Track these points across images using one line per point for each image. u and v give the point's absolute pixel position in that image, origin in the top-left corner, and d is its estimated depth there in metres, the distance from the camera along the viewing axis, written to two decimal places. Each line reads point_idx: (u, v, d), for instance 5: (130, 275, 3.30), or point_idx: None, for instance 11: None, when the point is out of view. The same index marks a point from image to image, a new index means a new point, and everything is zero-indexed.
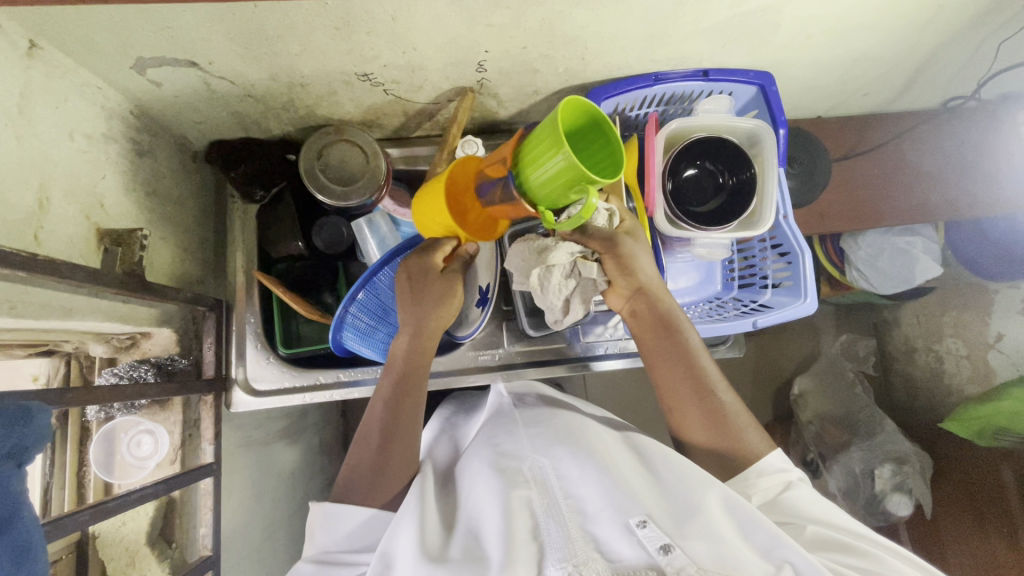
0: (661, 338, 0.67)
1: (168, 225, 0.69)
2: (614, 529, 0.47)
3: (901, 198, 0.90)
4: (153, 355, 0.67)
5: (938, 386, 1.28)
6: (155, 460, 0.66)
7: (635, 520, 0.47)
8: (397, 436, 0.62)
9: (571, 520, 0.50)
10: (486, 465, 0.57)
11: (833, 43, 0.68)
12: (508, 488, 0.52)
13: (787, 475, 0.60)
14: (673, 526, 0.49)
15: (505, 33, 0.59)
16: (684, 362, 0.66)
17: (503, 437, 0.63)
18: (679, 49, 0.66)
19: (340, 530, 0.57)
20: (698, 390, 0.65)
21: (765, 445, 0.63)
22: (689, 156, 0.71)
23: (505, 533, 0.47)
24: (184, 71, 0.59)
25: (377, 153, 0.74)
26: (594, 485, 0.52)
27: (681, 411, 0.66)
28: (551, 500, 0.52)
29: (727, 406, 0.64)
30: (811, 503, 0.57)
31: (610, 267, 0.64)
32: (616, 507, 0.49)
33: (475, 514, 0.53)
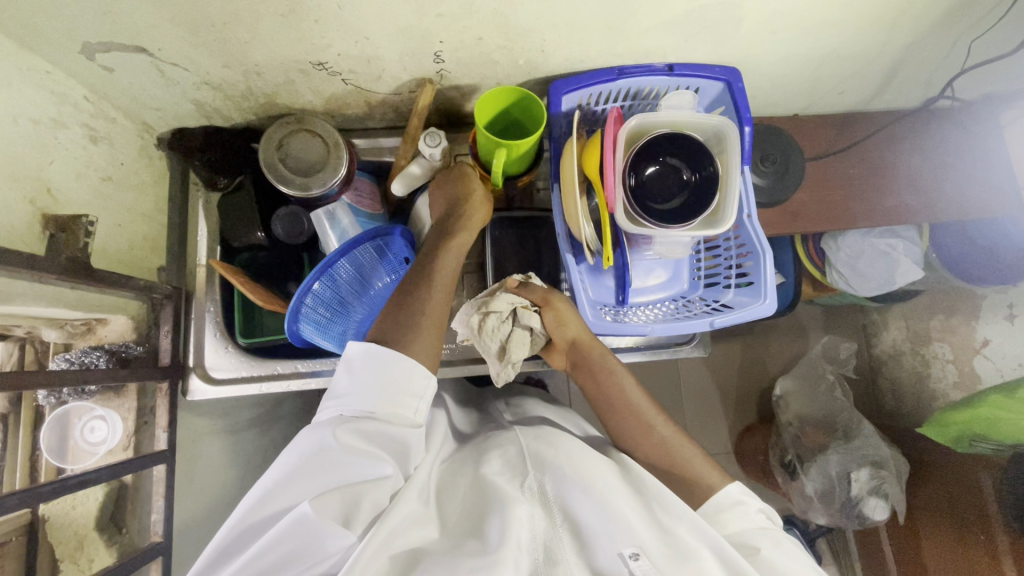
0: (601, 387, 0.71)
1: (127, 212, 0.69)
2: (610, 558, 0.50)
3: (880, 199, 0.88)
4: (107, 342, 0.66)
5: (924, 391, 1.26)
6: (107, 446, 0.67)
7: (628, 551, 0.50)
8: (438, 283, 0.64)
9: (569, 543, 0.52)
10: (490, 475, 0.57)
11: (800, 38, 0.67)
12: (512, 499, 0.53)
13: (748, 509, 0.61)
14: (665, 560, 0.51)
15: (457, 23, 0.58)
16: (625, 405, 0.69)
17: (514, 452, 0.61)
18: (641, 43, 0.65)
19: (367, 399, 0.54)
20: (640, 429, 0.68)
21: (721, 480, 0.64)
22: (652, 151, 0.70)
23: (503, 542, 0.48)
24: (135, 56, 0.59)
25: (338, 143, 0.74)
26: (597, 512, 0.52)
27: (621, 436, 0.69)
28: (551, 522, 0.53)
29: (670, 440, 0.67)
30: (782, 557, 0.56)
31: (547, 318, 0.72)
32: (611, 536, 0.51)
33: (475, 520, 0.53)
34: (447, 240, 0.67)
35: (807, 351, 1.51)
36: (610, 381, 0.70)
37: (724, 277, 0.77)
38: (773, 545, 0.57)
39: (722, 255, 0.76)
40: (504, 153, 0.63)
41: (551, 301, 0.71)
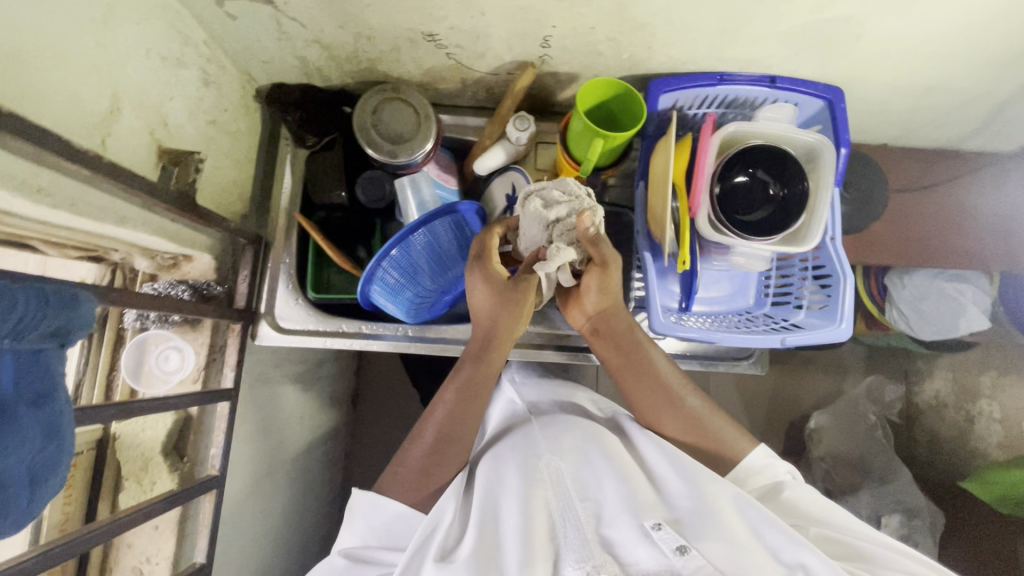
0: (627, 357, 0.69)
1: (224, 157, 0.72)
2: (630, 532, 0.48)
3: (960, 241, 0.85)
4: (190, 278, 0.70)
5: (964, 447, 1.22)
6: (179, 377, 0.69)
7: (650, 523, 0.49)
8: (456, 443, 0.62)
9: (587, 523, 0.51)
10: (508, 463, 0.57)
11: (913, 65, 0.65)
12: (526, 486, 0.53)
13: (773, 470, 0.61)
14: (686, 528, 0.50)
15: (575, 9, 0.59)
16: (654, 377, 0.67)
17: (522, 438, 0.61)
18: (750, 51, 0.65)
19: (378, 524, 0.57)
20: (671, 401, 0.66)
21: (748, 442, 0.63)
22: (742, 161, 0.70)
23: (524, 533, 0.48)
24: (259, 7, 0.61)
25: (429, 116, 0.75)
26: (612, 489, 0.52)
27: (653, 419, 0.66)
28: (567, 503, 0.52)
29: (700, 409, 0.65)
30: (806, 500, 0.57)
31: (591, 280, 0.65)
32: (632, 510, 0.50)
33: (496, 509, 0.53)
34: (476, 381, 0.66)
35: (844, 389, 1.47)
36: (642, 360, 0.68)
37: (795, 296, 0.76)
38: (796, 486, 0.58)
39: (796, 274, 0.75)
40: (600, 143, 0.64)
41: (608, 268, 0.63)
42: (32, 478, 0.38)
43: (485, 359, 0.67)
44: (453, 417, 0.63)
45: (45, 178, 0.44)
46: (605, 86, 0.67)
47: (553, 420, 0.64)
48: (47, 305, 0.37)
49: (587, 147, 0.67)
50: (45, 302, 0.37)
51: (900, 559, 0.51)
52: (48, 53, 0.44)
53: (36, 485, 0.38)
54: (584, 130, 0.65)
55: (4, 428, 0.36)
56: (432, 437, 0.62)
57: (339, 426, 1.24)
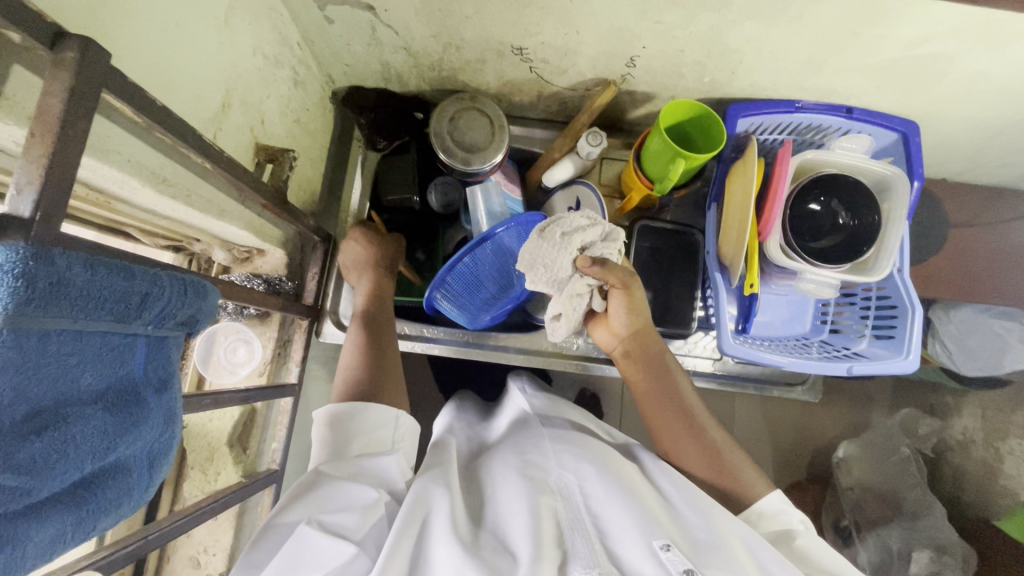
0: (653, 376, 0.69)
1: (302, 155, 0.73)
2: (637, 550, 0.45)
3: (1015, 279, 0.85)
4: (263, 273, 0.72)
5: (992, 485, 1.21)
6: (246, 369, 0.71)
7: (659, 542, 0.45)
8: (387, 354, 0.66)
9: (593, 535, 0.48)
10: (512, 471, 0.55)
11: (993, 105, 0.66)
12: (535, 494, 0.50)
13: (788, 519, 0.57)
14: (693, 553, 0.47)
15: (670, 32, 0.60)
16: (674, 398, 0.67)
17: (530, 450, 0.59)
18: (833, 81, 0.66)
19: (360, 436, 0.53)
20: (690, 427, 0.65)
21: (764, 486, 0.61)
22: (813, 189, 0.71)
23: (534, 533, 0.45)
24: (358, 13, 0.62)
25: (503, 126, 0.76)
26: (622, 504, 0.50)
27: (673, 447, 0.65)
28: (575, 514, 0.50)
29: (719, 442, 0.64)
30: (818, 547, 0.54)
31: (618, 301, 0.67)
32: (641, 527, 0.47)
33: (503, 513, 0.50)
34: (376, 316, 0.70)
35: (871, 420, 1.46)
36: (670, 385, 0.68)
37: (857, 325, 0.76)
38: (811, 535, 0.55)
39: (857, 303, 0.76)
40: (681, 163, 0.64)
41: (628, 286, 0.65)
42: (151, 461, 0.38)
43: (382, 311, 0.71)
44: (385, 340, 0.68)
45: (170, 170, 0.46)
46: (684, 106, 0.67)
47: (564, 436, 0.62)
48: (185, 294, 0.37)
49: (665, 165, 0.68)
50: (185, 292, 0.37)
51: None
52: (180, 50, 0.45)
53: (154, 467, 0.39)
54: (665, 149, 0.66)
55: (137, 414, 0.36)
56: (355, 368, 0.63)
57: None
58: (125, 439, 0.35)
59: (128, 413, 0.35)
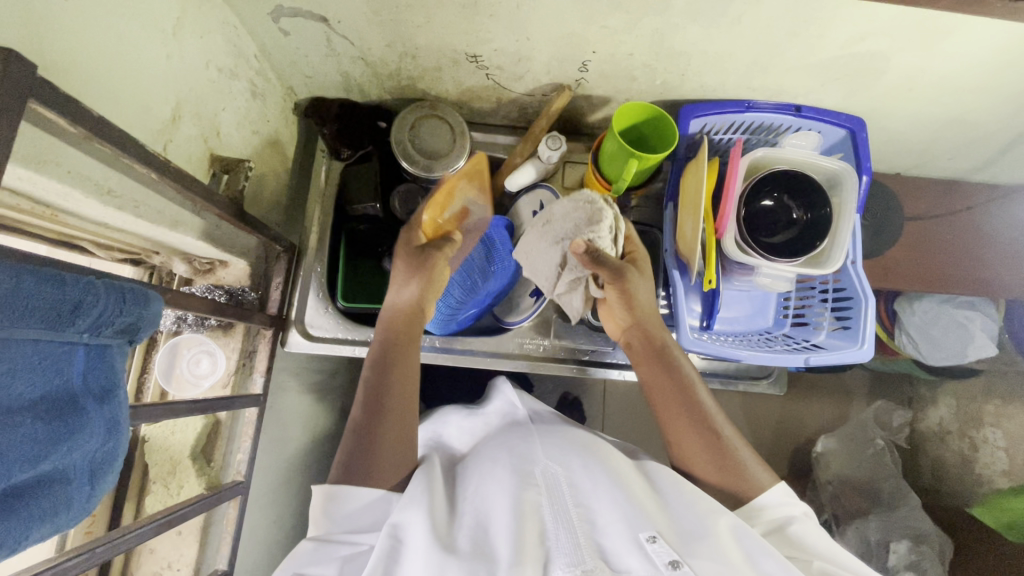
0: (657, 368, 0.68)
1: (263, 166, 0.73)
2: (624, 542, 0.47)
3: (972, 269, 0.87)
4: (226, 283, 0.72)
5: (969, 474, 1.23)
6: (210, 381, 0.70)
7: (645, 534, 0.47)
8: (395, 407, 0.61)
9: (580, 528, 0.50)
10: (498, 466, 0.56)
11: (933, 100, 0.69)
12: (519, 491, 0.51)
13: (789, 507, 0.57)
14: (681, 544, 0.49)
15: (617, 36, 0.62)
16: (681, 391, 0.65)
17: (518, 444, 0.60)
18: (779, 81, 0.68)
19: (348, 511, 0.54)
20: (698, 422, 0.63)
21: (769, 479, 0.60)
22: (767, 186, 0.72)
23: (516, 533, 0.46)
24: (312, 24, 0.63)
25: (464, 133, 0.77)
26: (606, 498, 0.51)
27: (683, 450, 0.63)
28: (561, 507, 0.52)
29: (727, 437, 0.62)
30: (815, 539, 0.54)
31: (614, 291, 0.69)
32: (627, 520, 0.48)
33: (488, 507, 0.52)
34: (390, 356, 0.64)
35: (849, 413, 1.48)
36: (678, 381, 0.66)
37: (816, 318, 0.77)
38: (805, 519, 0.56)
39: (815, 296, 0.78)
40: (635, 164, 0.66)
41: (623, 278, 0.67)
42: (93, 472, 0.38)
43: (397, 354, 0.64)
44: (398, 392, 0.62)
45: (115, 181, 0.46)
46: (636, 109, 0.69)
47: (551, 434, 0.63)
48: (126, 300, 0.38)
49: (620, 167, 0.70)
50: (123, 300, 0.37)
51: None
52: (123, 63, 0.46)
53: (96, 478, 0.39)
54: (619, 151, 0.67)
55: (74, 424, 0.36)
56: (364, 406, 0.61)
57: None
58: (60, 449, 0.35)
59: (61, 423, 0.35)
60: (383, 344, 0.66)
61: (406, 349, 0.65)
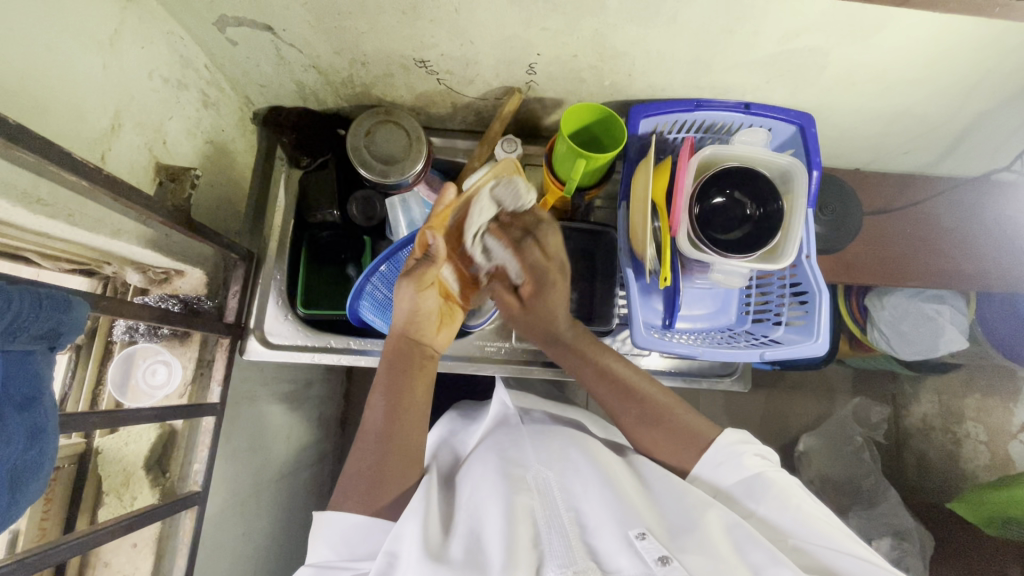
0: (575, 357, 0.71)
1: (219, 175, 0.74)
2: (614, 541, 0.49)
3: (934, 261, 0.87)
4: (182, 293, 0.71)
5: (952, 469, 1.22)
6: (165, 391, 0.70)
7: (635, 531, 0.49)
8: (406, 428, 0.63)
9: (571, 531, 0.52)
10: (490, 469, 0.58)
11: (877, 94, 0.70)
12: (512, 496, 0.53)
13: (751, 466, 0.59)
14: (672, 541, 0.51)
15: (558, 38, 0.62)
16: (605, 376, 0.69)
17: (509, 448, 0.62)
18: (723, 78, 0.69)
19: (341, 538, 0.56)
20: (627, 398, 0.67)
21: (715, 431, 0.64)
22: (719, 183, 0.73)
23: (508, 537, 0.49)
24: (259, 33, 0.64)
25: (420, 138, 0.77)
26: (596, 498, 0.53)
27: (622, 418, 0.68)
28: (553, 511, 0.53)
29: (657, 400, 0.67)
30: (776, 512, 0.55)
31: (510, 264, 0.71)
32: (618, 519, 0.50)
33: (480, 520, 0.53)
34: (404, 381, 0.65)
35: (832, 411, 1.47)
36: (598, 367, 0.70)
37: (775, 313, 0.78)
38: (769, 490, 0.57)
39: (773, 292, 0.78)
40: (583, 164, 0.66)
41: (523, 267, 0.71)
42: (13, 482, 0.38)
43: (409, 379, 0.66)
44: (409, 409, 0.64)
45: (46, 190, 0.47)
46: (585, 110, 0.70)
47: (541, 436, 0.65)
48: (41, 305, 0.38)
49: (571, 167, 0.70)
50: (39, 304, 0.38)
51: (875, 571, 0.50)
52: (52, 73, 0.46)
53: (17, 488, 0.38)
54: (568, 151, 0.68)
55: None
56: (378, 420, 0.63)
57: (319, 449, 1.22)
58: None
59: None
60: (393, 367, 0.66)
61: (416, 375, 0.66)
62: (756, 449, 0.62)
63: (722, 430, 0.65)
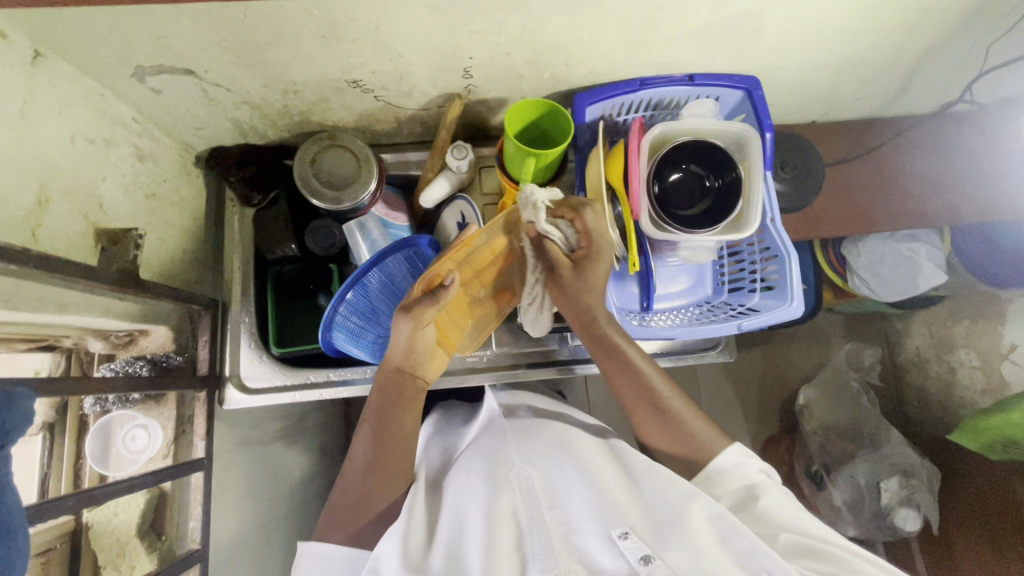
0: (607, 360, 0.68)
1: (169, 226, 0.72)
2: (597, 542, 0.49)
3: (899, 203, 0.88)
4: (149, 352, 0.69)
5: (952, 398, 1.24)
6: (147, 454, 0.68)
7: (617, 531, 0.49)
8: (390, 464, 0.61)
9: (554, 531, 0.51)
10: (477, 474, 0.59)
11: (818, 47, 0.69)
12: (494, 498, 0.54)
13: (745, 470, 0.60)
14: (653, 536, 0.50)
15: (488, 39, 0.61)
16: (640, 382, 0.66)
17: (495, 449, 0.62)
18: (662, 54, 0.67)
19: (325, 570, 0.58)
20: (655, 407, 0.66)
21: (722, 441, 0.64)
22: (675, 159, 0.72)
23: (488, 543, 0.49)
24: (182, 79, 0.62)
25: (368, 159, 0.76)
26: (581, 501, 0.53)
27: (643, 427, 0.67)
28: (536, 511, 0.53)
29: (682, 415, 0.65)
30: (776, 506, 0.55)
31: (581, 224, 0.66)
32: (599, 519, 0.51)
33: (462, 526, 0.53)
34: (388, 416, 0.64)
35: (828, 359, 1.48)
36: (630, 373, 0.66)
37: (749, 280, 0.77)
38: (766, 494, 0.57)
39: (745, 258, 0.78)
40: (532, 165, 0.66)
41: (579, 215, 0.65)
42: None
43: (397, 413, 0.64)
44: (390, 445, 0.62)
45: None
46: (532, 105, 0.69)
47: (526, 437, 0.65)
48: None
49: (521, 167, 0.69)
50: None
51: (870, 568, 0.50)
52: None
53: None
54: (517, 151, 0.67)
55: None
56: (361, 465, 0.61)
57: (325, 477, 1.22)
58: None
59: None
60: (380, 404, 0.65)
61: (405, 403, 0.65)
62: (762, 465, 0.62)
63: (728, 443, 0.64)
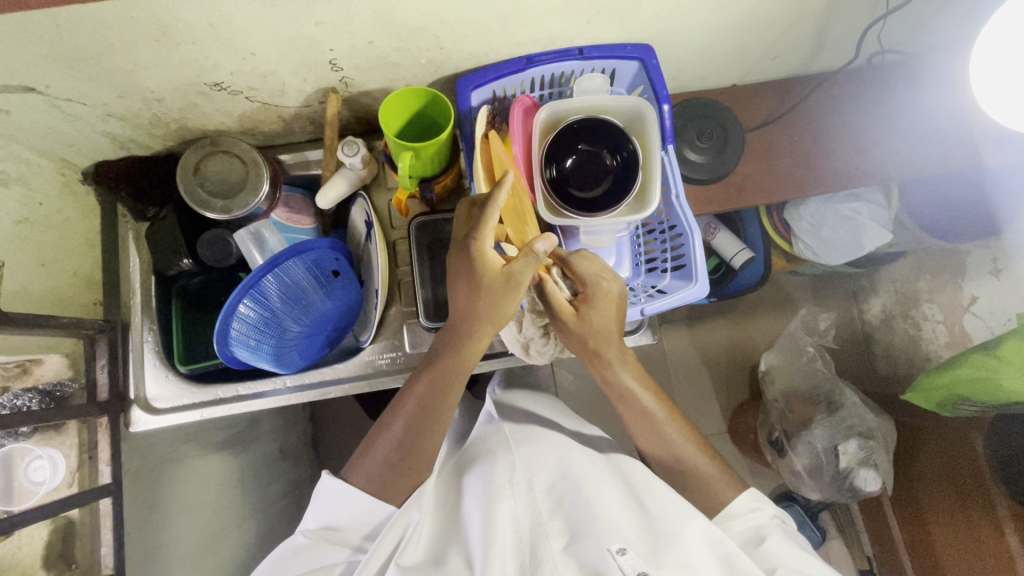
0: (626, 408, 0.71)
1: (54, 250, 0.70)
2: (600, 552, 0.52)
3: (826, 164, 0.84)
4: (43, 382, 0.66)
5: (917, 354, 1.19)
6: (50, 484, 0.66)
7: (615, 547, 0.52)
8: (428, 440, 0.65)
9: (555, 540, 0.56)
10: (480, 482, 0.64)
11: (709, 8, 0.64)
12: (493, 502, 0.59)
13: (760, 515, 0.65)
14: (649, 553, 0.54)
15: (341, 29, 0.57)
16: (653, 429, 0.70)
17: (499, 456, 0.68)
18: (541, 29, 0.63)
19: (343, 509, 0.64)
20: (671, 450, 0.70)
21: (737, 492, 0.68)
22: (568, 139, 0.67)
23: (486, 544, 0.55)
24: (26, 96, 0.59)
25: (256, 161, 0.72)
26: (589, 510, 0.57)
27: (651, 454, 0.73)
28: (538, 520, 0.59)
29: (699, 465, 0.70)
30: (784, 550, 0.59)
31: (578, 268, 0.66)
32: (600, 534, 0.54)
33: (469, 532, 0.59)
34: (433, 399, 0.65)
35: None
36: (645, 416, 0.70)
37: (661, 260, 0.75)
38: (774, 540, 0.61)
39: (658, 236, 0.75)
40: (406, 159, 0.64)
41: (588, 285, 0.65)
42: None
43: (440, 398, 0.65)
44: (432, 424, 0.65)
45: None
46: (407, 95, 0.66)
47: (528, 442, 0.70)
48: None
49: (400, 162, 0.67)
50: None
51: None
52: None
53: None
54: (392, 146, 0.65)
55: None
56: (401, 432, 0.64)
57: None
58: None
59: None
60: (428, 385, 0.65)
61: (451, 388, 0.65)
62: (773, 510, 0.67)
63: (746, 490, 0.69)
